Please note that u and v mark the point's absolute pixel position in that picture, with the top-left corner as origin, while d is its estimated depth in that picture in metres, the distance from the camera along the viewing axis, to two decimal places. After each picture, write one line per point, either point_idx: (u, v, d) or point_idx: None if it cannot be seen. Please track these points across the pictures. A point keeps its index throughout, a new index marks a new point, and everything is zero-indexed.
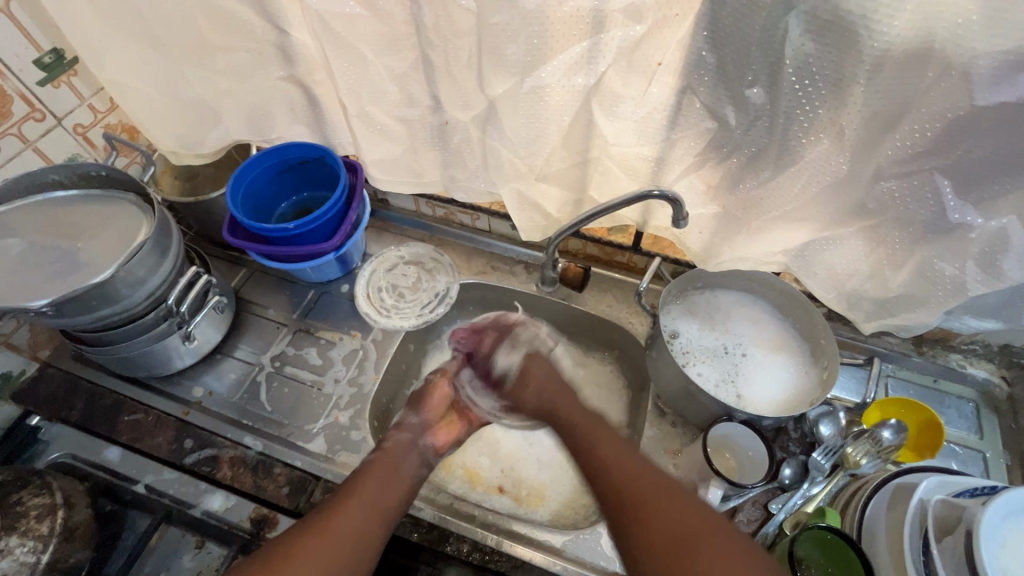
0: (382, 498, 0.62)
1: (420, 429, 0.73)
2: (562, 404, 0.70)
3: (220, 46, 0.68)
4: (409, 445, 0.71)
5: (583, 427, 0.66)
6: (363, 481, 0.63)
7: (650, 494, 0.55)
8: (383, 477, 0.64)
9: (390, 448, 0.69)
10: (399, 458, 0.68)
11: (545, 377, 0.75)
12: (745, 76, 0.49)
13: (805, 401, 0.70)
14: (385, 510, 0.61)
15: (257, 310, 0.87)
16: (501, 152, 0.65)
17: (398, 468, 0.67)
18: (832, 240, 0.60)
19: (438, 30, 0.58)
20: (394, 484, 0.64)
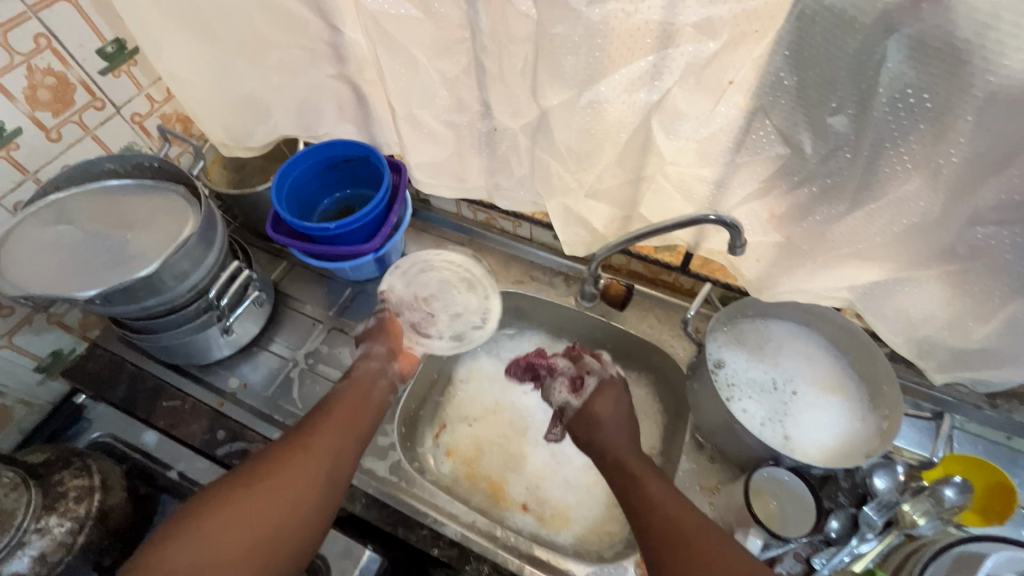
0: (353, 421, 0.66)
1: (386, 356, 0.74)
2: (621, 437, 0.67)
3: (274, 43, 0.67)
4: (377, 372, 0.72)
5: (634, 466, 0.63)
6: (334, 407, 0.66)
7: (697, 542, 0.55)
8: (353, 404, 0.67)
9: (358, 377, 0.71)
10: (369, 385, 0.70)
11: (611, 410, 0.69)
12: (829, 102, 0.44)
13: (860, 451, 0.64)
14: (356, 429, 0.65)
15: (295, 304, 0.87)
16: (550, 165, 0.63)
17: (369, 394, 0.70)
18: (909, 282, 0.54)
19: (494, 36, 0.56)
20: (363, 412, 0.67)
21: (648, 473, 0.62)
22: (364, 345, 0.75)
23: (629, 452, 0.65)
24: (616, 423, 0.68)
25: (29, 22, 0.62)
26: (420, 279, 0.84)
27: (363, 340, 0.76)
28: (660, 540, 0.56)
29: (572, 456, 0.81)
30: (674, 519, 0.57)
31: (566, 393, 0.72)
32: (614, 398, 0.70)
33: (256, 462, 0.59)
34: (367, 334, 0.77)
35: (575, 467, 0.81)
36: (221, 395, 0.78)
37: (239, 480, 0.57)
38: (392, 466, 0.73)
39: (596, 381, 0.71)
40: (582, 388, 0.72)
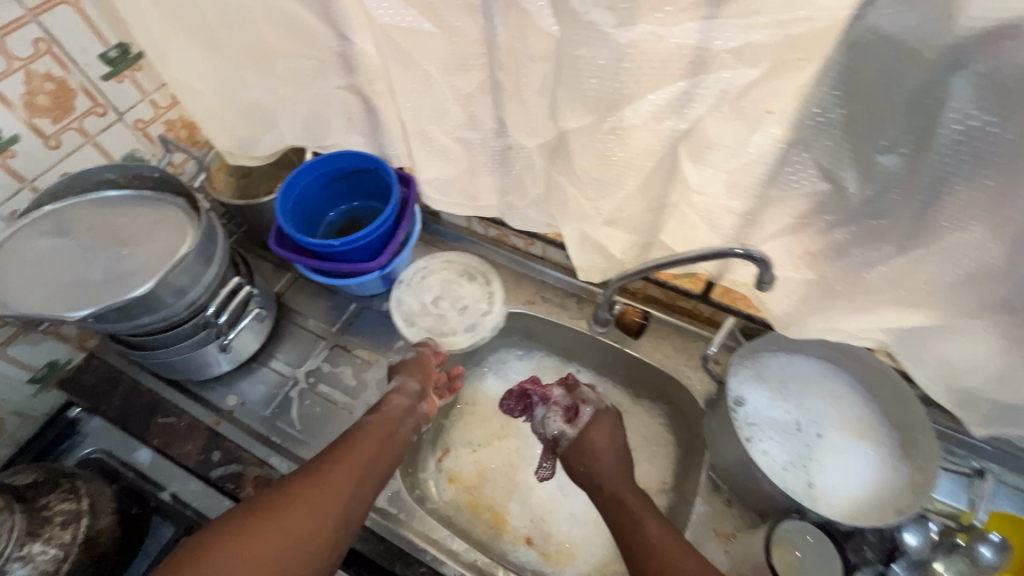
0: (373, 460, 0.62)
1: (417, 394, 0.71)
2: (615, 472, 0.66)
3: (281, 52, 0.64)
4: (408, 409, 0.70)
5: (633, 504, 0.62)
6: (357, 443, 0.63)
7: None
8: (377, 442, 0.64)
9: (389, 411, 0.68)
10: (396, 421, 0.68)
11: (607, 440, 0.68)
12: (879, 140, 0.40)
13: (889, 506, 0.60)
14: (375, 470, 0.62)
15: (298, 319, 0.85)
16: (567, 189, 0.59)
17: (393, 432, 0.67)
18: (954, 331, 0.50)
19: (512, 53, 0.52)
20: (386, 450, 0.65)
21: (651, 516, 0.60)
22: (399, 379, 0.72)
23: (625, 486, 0.65)
24: (610, 456, 0.67)
25: (29, 26, 0.59)
26: (425, 286, 0.83)
27: (397, 372, 0.73)
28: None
29: (580, 488, 0.78)
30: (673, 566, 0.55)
31: (561, 423, 0.70)
32: (604, 429, 0.69)
33: (269, 494, 0.57)
34: (401, 367, 0.73)
35: (583, 500, 0.77)
36: (218, 414, 0.75)
37: (250, 511, 0.55)
38: (391, 497, 0.69)
39: (593, 410, 0.71)
40: (578, 418, 0.71)
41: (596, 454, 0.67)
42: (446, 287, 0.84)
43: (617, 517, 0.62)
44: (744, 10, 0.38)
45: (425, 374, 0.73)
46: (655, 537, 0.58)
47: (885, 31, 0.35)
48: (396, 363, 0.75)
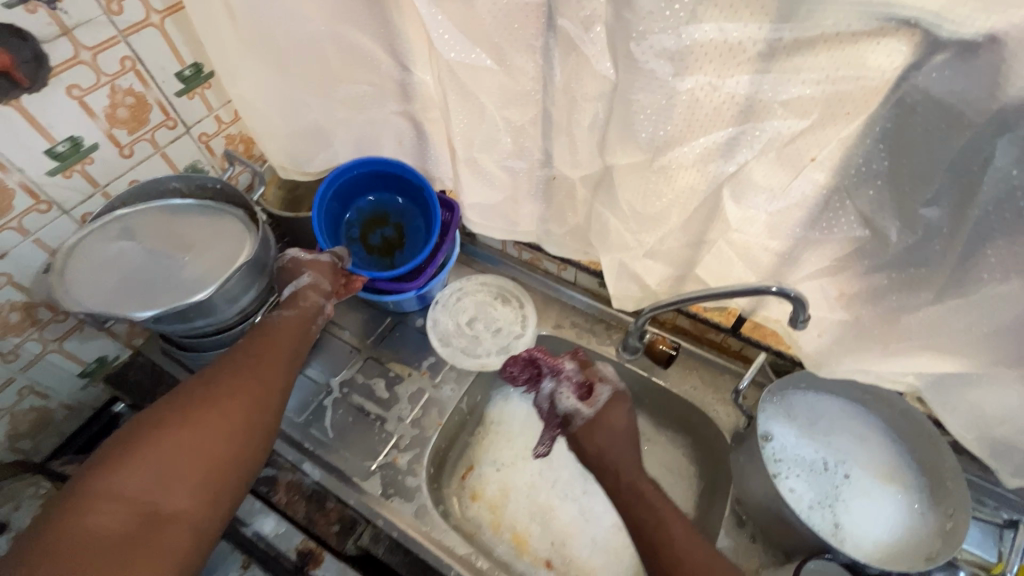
0: (289, 354, 0.67)
1: (327, 293, 0.72)
2: (627, 459, 0.66)
3: (344, 78, 0.69)
4: (314, 308, 0.70)
5: (653, 497, 0.63)
6: (274, 335, 0.67)
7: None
8: (295, 334, 0.68)
9: (303, 306, 0.70)
10: (307, 318, 0.70)
11: (622, 424, 0.68)
12: (923, 193, 0.42)
13: (918, 552, 0.60)
14: (292, 361, 0.67)
15: (335, 329, 0.87)
16: (609, 221, 0.62)
17: (308, 327, 0.70)
18: (989, 379, 0.51)
19: (566, 90, 0.55)
20: (288, 350, 0.67)
21: (673, 516, 0.61)
22: (309, 276, 0.71)
23: (638, 473, 0.65)
24: (624, 444, 0.67)
25: (119, 45, 0.64)
26: (459, 306, 0.89)
27: (306, 269, 0.72)
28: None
29: (602, 514, 0.79)
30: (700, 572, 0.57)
31: (576, 400, 0.69)
32: (619, 414, 0.68)
33: (168, 400, 0.59)
34: (313, 266, 0.72)
35: (604, 526, 0.78)
36: None
37: (174, 412, 0.57)
38: (418, 510, 0.70)
39: (610, 392, 0.70)
40: (592, 396, 0.69)
41: (609, 439, 0.67)
42: (480, 308, 0.89)
43: (631, 507, 0.64)
44: (797, 67, 0.41)
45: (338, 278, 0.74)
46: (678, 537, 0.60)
47: (931, 94, 0.38)
48: (304, 259, 0.73)
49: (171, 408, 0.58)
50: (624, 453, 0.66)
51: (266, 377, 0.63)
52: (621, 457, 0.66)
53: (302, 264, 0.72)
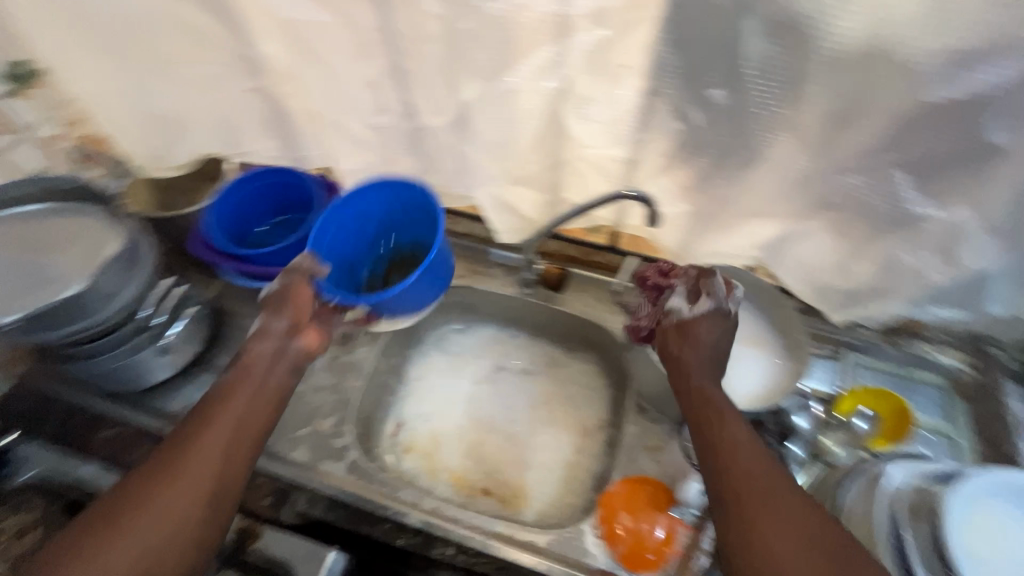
0: (243, 420, 0.58)
1: (283, 334, 0.66)
2: (693, 364, 0.61)
3: (189, 58, 0.68)
4: (273, 355, 0.64)
5: (720, 404, 0.57)
6: (218, 407, 0.58)
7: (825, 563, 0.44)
8: (245, 399, 0.59)
9: (253, 362, 0.63)
10: (262, 373, 0.63)
11: (715, 335, 0.62)
12: (706, 78, 0.51)
13: (779, 392, 0.72)
14: (241, 429, 0.58)
15: (237, 320, 0.86)
16: (475, 158, 0.66)
17: (263, 387, 0.62)
18: (801, 232, 0.60)
19: (406, 37, 0.59)
20: (241, 415, 0.59)
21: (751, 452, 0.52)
22: (262, 320, 0.66)
23: (715, 386, 0.60)
24: (711, 350, 0.62)
25: None
26: None
27: (264, 310, 0.67)
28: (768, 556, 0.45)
29: (528, 436, 0.85)
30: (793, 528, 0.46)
31: (683, 299, 0.65)
32: (714, 322, 0.63)
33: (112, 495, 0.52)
34: (271, 302, 0.67)
35: (532, 446, 0.84)
36: (164, 419, 0.76)
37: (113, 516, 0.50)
38: (350, 466, 0.73)
39: (704, 277, 0.65)
40: (697, 301, 0.64)
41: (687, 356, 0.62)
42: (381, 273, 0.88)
43: (698, 412, 0.58)
44: None
45: (297, 309, 0.67)
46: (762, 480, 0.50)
47: None
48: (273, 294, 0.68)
49: (115, 507, 0.51)
50: (699, 364, 0.61)
51: (207, 465, 0.54)
52: (698, 367, 0.61)
53: (266, 301, 0.68)
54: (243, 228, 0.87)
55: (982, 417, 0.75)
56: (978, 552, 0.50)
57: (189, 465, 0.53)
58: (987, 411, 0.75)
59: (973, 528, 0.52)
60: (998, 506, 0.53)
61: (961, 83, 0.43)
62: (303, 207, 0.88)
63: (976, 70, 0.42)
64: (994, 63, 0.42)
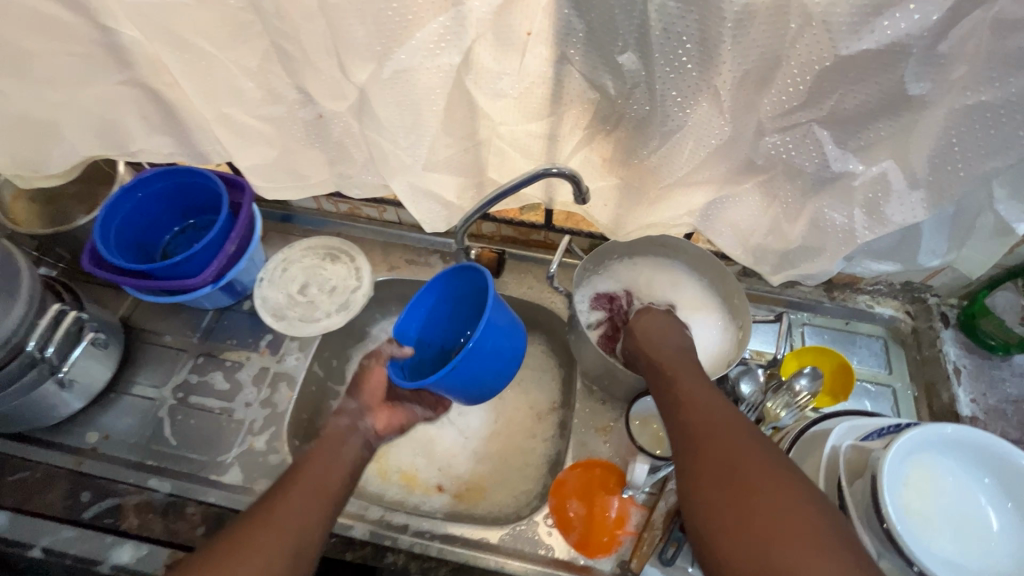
0: (322, 483, 0.59)
1: (357, 411, 0.69)
2: (649, 339, 0.66)
3: (38, 52, 0.58)
4: (347, 429, 0.67)
5: (669, 365, 0.61)
6: (301, 472, 0.60)
7: (767, 486, 0.45)
8: (321, 467, 0.60)
9: (329, 435, 0.65)
10: (341, 442, 0.65)
11: (655, 326, 0.68)
12: (615, 42, 0.46)
13: (723, 363, 0.70)
14: (321, 495, 0.58)
15: (153, 337, 0.80)
16: (383, 145, 0.58)
17: (341, 455, 0.63)
18: (731, 196, 0.57)
19: (284, 14, 0.51)
20: (326, 479, 0.60)
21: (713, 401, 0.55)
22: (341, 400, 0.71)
23: (671, 351, 0.63)
24: (660, 327, 0.67)
25: None
26: (286, 277, 0.82)
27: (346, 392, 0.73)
28: (718, 484, 0.47)
29: (479, 427, 0.82)
30: (743, 458, 0.48)
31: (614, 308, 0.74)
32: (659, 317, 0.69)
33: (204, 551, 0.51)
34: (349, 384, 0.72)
35: (484, 437, 0.82)
36: (79, 454, 0.70)
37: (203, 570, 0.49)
38: None
39: (642, 308, 0.71)
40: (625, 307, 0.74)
41: (648, 338, 0.66)
42: (310, 273, 0.83)
43: (657, 374, 0.61)
44: None
45: (368, 395, 0.71)
46: (720, 420, 0.52)
47: None
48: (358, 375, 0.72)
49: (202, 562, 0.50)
50: (664, 344, 0.64)
51: (288, 519, 0.54)
52: (661, 345, 0.64)
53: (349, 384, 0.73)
54: (147, 240, 0.79)
55: (918, 362, 0.77)
56: (913, 507, 0.51)
57: (270, 525, 0.53)
58: (922, 356, 0.76)
59: (909, 484, 0.52)
60: (931, 456, 0.54)
61: (877, 32, 0.40)
62: (212, 209, 0.81)
63: (886, 15, 0.40)
64: (902, 7, 0.39)
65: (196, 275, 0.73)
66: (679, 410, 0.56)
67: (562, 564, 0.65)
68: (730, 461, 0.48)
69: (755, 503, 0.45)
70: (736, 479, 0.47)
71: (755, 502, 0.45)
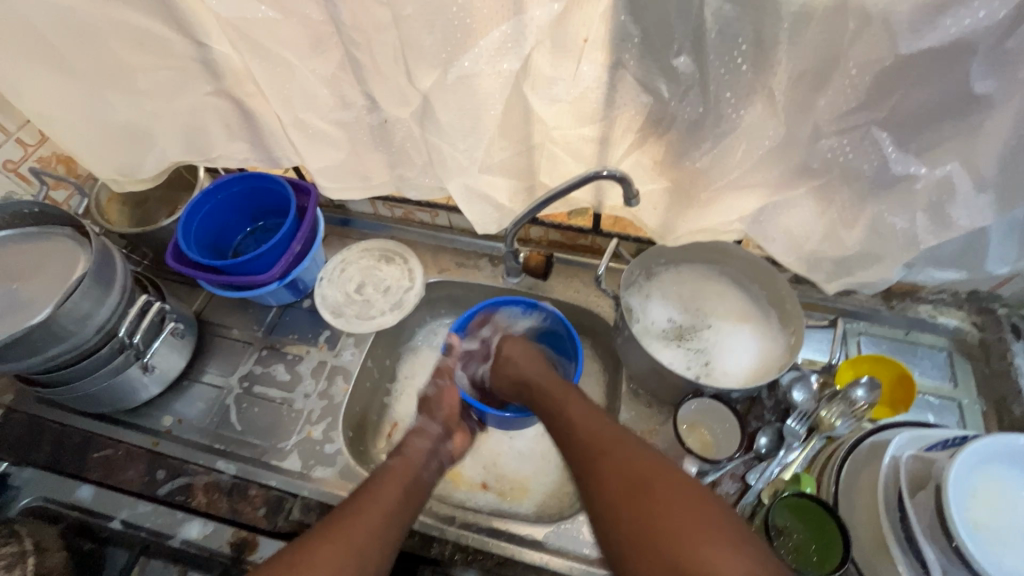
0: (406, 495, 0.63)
1: (439, 436, 0.73)
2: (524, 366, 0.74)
3: (140, 67, 0.65)
4: (430, 453, 0.71)
5: (552, 388, 0.68)
6: (379, 490, 0.62)
7: (660, 487, 0.51)
8: (400, 488, 0.63)
9: (410, 454, 0.69)
10: (420, 466, 0.69)
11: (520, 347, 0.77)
12: (671, 46, 0.48)
13: (773, 368, 0.69)
14: (400, 514, 0.61)
15: (222, 331, 0.85)
16: (442, 149, 0.62)
17: (417, 478, 0.67)
18: (785, 204, 0.57)
19: (358, 28, 0.56)
20: (409, 491, 0.64)
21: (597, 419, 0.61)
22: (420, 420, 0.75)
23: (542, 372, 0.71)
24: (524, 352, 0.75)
25: None
26: (344, 276, 0.87)
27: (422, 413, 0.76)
28: (619, 498, 0.52)
29: (524, 427, 0.84)
30: (630, 464, 0.54)
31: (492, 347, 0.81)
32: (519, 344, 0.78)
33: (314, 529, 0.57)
34: (426, 406, 0.77)
35: (528, 437, 0.83)
36: (155, 435, 0.76)
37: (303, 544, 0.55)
38: (342, 470, 0.73)
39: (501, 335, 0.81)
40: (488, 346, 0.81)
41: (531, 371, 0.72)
42: (366, 274, 0.87)
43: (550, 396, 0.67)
44: None
45: (447, 416, 0.76)
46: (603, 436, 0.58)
47: None
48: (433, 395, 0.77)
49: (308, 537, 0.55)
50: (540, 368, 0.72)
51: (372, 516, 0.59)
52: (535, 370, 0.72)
53: (424, 407, 0.78)
54: (221, 240, 0.86)
55: (987, 376, 0.73)
56: (983, 522, 0.49)
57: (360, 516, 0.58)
58: (991, 369, 0.73)
59: (978, 498, 0.50)
60: (1000, 470, 0.51)
61: (940, 30, 0.40)
62: (279, 212, 0.87)
63: (951, 14, 0.39)
64: (967, 5, 0.39)
65: (265, 272, 0.78)
66: (580, 444, 0.59)
67: (607, 565, 0.65)
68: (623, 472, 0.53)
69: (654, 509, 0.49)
70: (632, 489, 0.52)
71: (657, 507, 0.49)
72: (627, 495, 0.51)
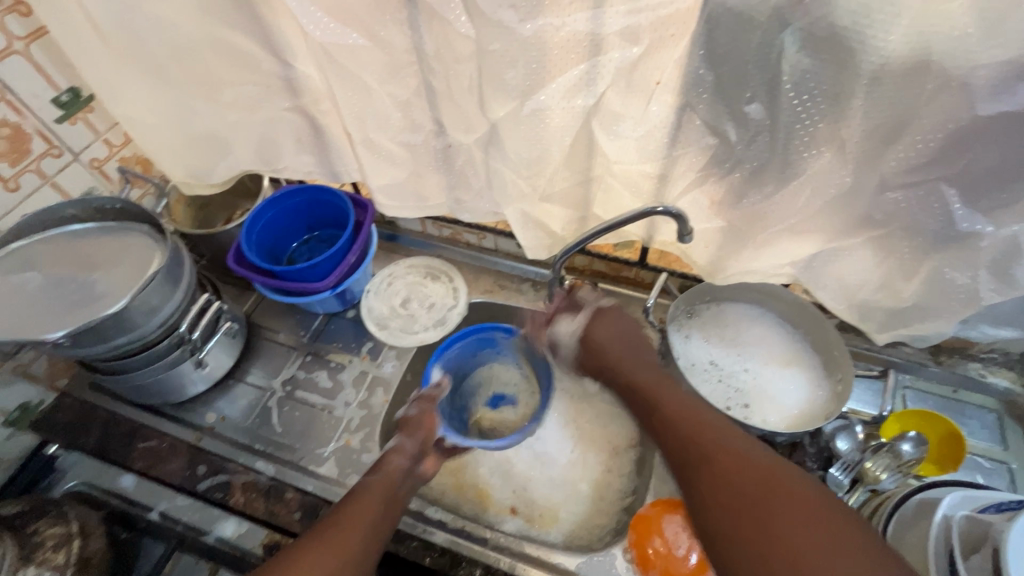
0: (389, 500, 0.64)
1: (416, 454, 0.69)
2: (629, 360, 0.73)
3: (228, 80, 0.69)
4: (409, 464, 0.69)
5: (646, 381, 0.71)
6: (363, 503, 0.63)
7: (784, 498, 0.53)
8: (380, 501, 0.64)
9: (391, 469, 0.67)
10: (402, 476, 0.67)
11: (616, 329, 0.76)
12: (744, 93, 0.50)
13: (820, 415, 0.68)
14: (378, 528, 0.62)
15: (269, 334, 0.88)
16: (504, 174, 0.64)
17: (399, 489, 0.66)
18: (840, 251, 0.58)
19: (440, 58, 0.59)
20: (391, 505, 0.64)
21: (714, 421, 0.63)
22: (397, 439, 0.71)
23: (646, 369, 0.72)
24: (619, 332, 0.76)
25: None
26: (389, 290, 0.89)
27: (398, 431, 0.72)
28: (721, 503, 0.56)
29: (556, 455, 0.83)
30: (738, 467, 0.57)
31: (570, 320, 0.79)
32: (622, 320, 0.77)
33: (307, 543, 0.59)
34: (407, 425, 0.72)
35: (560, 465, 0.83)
36: (198, 430, 0.78)
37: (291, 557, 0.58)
38: None
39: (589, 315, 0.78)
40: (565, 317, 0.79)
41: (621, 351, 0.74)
42: (413, 289, 0.90)
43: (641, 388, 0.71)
44: None
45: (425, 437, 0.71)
46: (721, 446, 0.59)
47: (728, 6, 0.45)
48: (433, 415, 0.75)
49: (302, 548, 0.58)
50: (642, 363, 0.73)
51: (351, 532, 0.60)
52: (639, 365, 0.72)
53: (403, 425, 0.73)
54: (278, 247, 0.89)
55: None
56: None
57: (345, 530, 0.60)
58: None
59: None
60: None
61: (1019, 94, 0.41)
62: (335, 224, 0.91)
63: None
64: None
65: (319, 280, 0.80)
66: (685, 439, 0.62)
67: None
68: (730, 475, 0.57)
69: (766, 519, 0.53)
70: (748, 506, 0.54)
71: (766, 513, 0.53)
72: (746, 507, 0.54)
